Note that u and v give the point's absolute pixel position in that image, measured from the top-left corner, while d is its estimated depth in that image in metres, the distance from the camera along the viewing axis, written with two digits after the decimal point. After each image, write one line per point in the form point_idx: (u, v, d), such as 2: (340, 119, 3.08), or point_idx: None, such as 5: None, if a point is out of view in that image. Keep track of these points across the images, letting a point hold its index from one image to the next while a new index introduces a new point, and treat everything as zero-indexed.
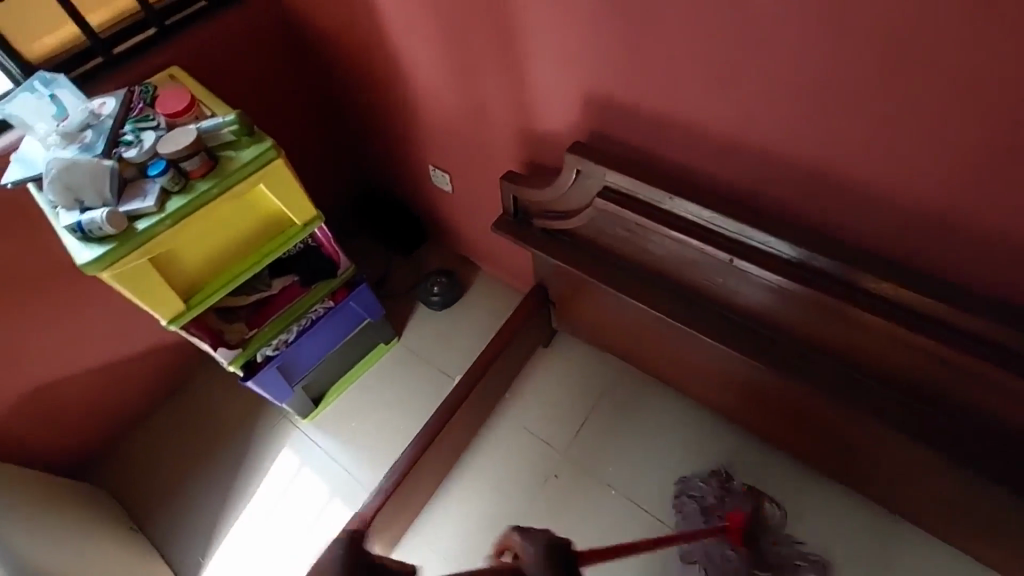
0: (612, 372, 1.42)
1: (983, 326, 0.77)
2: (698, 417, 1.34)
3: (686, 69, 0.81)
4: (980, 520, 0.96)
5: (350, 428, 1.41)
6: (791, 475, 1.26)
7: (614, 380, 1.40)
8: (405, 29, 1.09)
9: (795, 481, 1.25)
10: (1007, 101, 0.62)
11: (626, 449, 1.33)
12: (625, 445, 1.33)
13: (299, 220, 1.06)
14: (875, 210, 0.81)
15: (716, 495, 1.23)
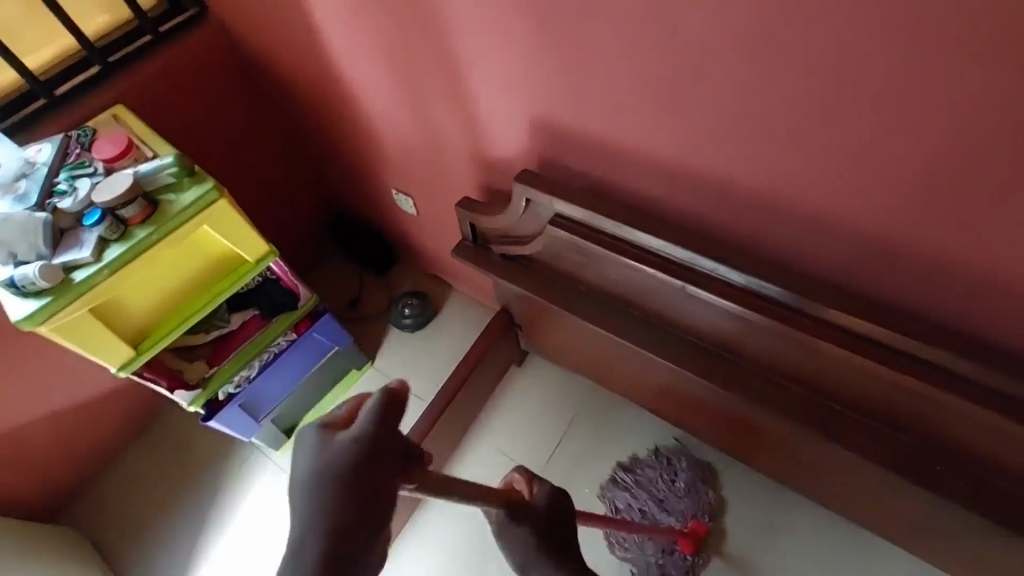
0: (586, 391, 1.38)
1: (943, 355, 0.75)
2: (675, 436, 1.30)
3: (628, 97, 0.79)
4: (952, 544, 0.92)
5: None
6: (773, 496, 1.22)
7: (589, 398, 1.37)
8: (351, 58, 1.07)
9: (776, 504, 1.22)
10: (940, 127, 0.61)
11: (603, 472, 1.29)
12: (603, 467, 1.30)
13: (251, 256, 1.04)
14: (828, 234, 0.79)
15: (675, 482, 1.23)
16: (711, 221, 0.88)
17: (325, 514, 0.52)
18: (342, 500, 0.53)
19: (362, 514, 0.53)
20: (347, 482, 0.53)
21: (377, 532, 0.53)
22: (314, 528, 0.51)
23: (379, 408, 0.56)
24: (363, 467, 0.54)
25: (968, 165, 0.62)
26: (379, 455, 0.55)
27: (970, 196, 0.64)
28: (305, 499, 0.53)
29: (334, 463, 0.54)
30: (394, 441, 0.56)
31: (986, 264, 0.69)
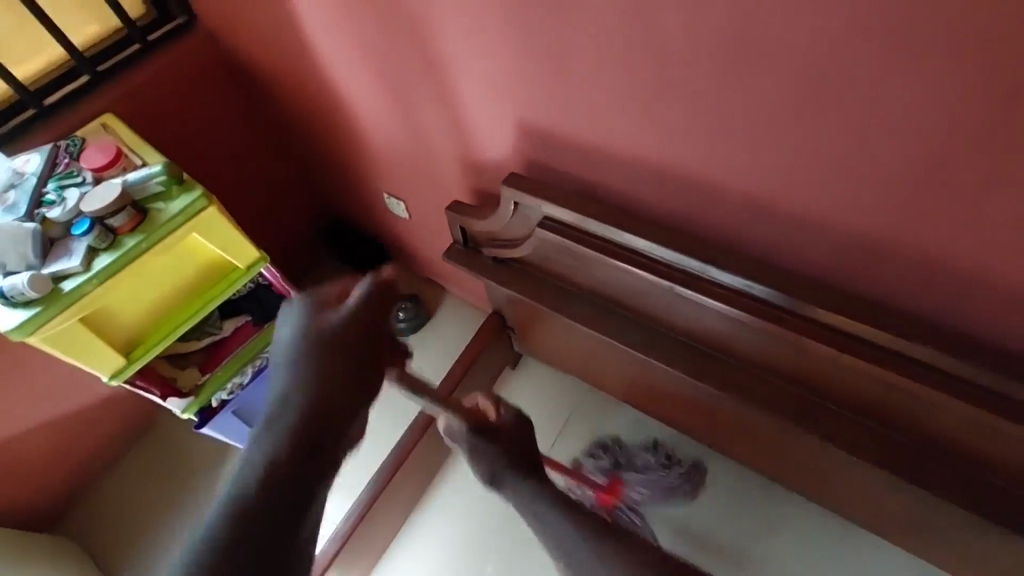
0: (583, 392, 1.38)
1: (932, 353, 0.75)
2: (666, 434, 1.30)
3: (614, 100, 0.80)
4: (946, 540, 0.92)
5: None
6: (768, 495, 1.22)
7: (585, 398, 1.37)
8: (340, 64, 1.07)
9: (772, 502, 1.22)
10: (923, 126, 0.61)
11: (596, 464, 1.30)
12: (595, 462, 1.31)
13: (241, 263, 1.04)
14: (816, 234, 0.79)
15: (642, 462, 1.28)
16: (700, 221, 0.88)
17: (312, 379, 0.71)
18: (323, 371, 0.71)
19: (342, 384, 0.72)
20: (326, 357, 0.72)
21: (358, 395, 0.73)
22: (298, 389, 0.70)
23: (353, 309, 0.75)
24: (344, 348, 0.73)
25: (952, 163, 0.62)
26: (358, 340, 0.74)
27: (954, 193, 0.64)
28: (293, 370, 0.71)
29: (319, 339, 0.73)
30: (372, 329, 0.75)
31: (973, 261, 0.70)
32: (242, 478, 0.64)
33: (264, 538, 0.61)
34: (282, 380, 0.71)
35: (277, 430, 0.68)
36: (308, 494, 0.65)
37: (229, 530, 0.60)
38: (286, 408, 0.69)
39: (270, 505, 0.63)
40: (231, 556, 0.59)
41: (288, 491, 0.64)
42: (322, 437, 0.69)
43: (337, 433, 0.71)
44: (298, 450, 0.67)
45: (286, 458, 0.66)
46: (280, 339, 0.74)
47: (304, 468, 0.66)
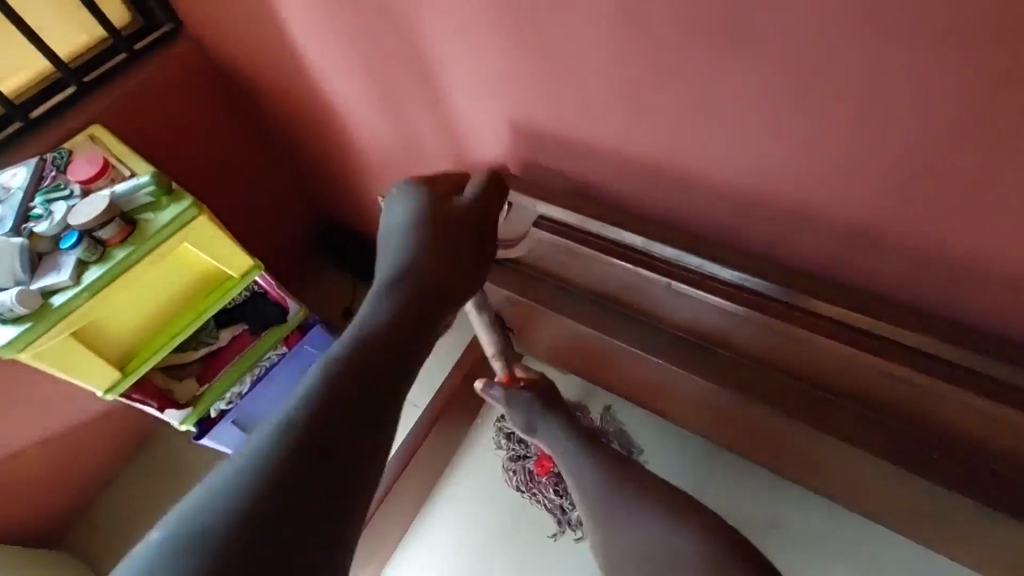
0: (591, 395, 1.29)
1: (931, 342, 0.76)
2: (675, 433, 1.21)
3: (605, 98, 0.78)
4: (957, 536, 0.90)
5: None
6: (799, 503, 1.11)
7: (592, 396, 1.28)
8: (326, 67, 1.06)
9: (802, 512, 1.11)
10: (919, 116, 0.59)
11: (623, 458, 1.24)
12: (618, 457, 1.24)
13: (234, 272, 1.03)
14: (814, 228, 0.78)
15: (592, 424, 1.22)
16: (695, 217, 0.86)
17: (409, 275, 0.79)
18: (424, 267, 0.80)
19: (431, 288, 0.79)
20: (427, 258, 0.80)
21: (444, 298, 0.80)
22: (400, 278, 0.78)
23: (472, 202, 0.86)
24: (445, 251, 0.82)
25: (951, 153, 0.61)
26: (461, 242, 0.83)
27: (954, 184, 0.63)
28: (399, 263, 0.81)
29: (418, 244, 0.81)
30: (476, 235, 0.85)
31: (976, 252, 0.68)
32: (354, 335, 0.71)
33: (361, 397, 0.65)
34: (391, 265, 0.81)
35: (381, 304, 0.75)
36: (400, 371, 0.70)
37: (331, 382, 0.65)
38: (392, 291, 0.77)
39: (367, 371, 0.67)
40: (333, 404, 0.63)
41: (384, 363, 0.69)
42: (416, 327, 0.75)
43: (426, 327, 0.76)
44: (394, 329, 0.73)
45: (384, 330, 0.72)
46: (392, 237, 0.85)
47: (400, 350, 0.71)
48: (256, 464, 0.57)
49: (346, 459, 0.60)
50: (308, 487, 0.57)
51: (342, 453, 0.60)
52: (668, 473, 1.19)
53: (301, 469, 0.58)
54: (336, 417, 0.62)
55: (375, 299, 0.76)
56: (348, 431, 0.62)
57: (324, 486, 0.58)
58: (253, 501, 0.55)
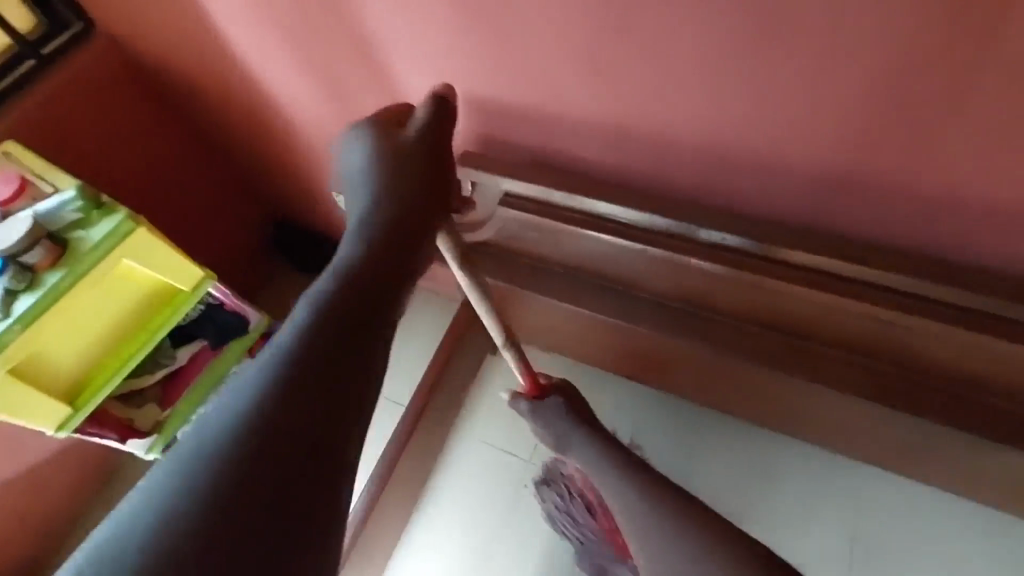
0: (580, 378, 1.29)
1: (914, 282, 0.77)
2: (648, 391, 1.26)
3: (561, 63, 0.75)
4: (940, 460, 0.93)
5: None
6: (771, 442, 1.20)
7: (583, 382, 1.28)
8: (259, 56, 0.99)
9: (777, 450, 1.19)
10: (876, 51, 0.59)
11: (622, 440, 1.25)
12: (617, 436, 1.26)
13: (185, 285, 0.96)
14: (782, 178, 0.77)
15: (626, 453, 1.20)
16: (664, 179, 0.85)
17: (375, 218, 0.69)
18: (391, 210, 0.70)
19: (403, 229, 0.69)
20: (394, 199, 0.71)
21: (417, 240, 0.71)
22: (365, 222, 0.69)
23: (423, 129, 0.75)
24: (411, 191, 0.72)
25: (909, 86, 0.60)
26: (428, 182, 0.73)
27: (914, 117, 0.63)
28: (362, 206, 0.71)
29: (383, 189, 0.71)
30: (442, 175, 0.75)
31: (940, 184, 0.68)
32: (321, 288, 0.63)
33: (328, 359, 0.59)
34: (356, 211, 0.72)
35: (347, 250, 0.66)
36: (369, 327, 0.63)
37: (297, 346, 0.58)
38: (359, 235, 0.68)
39: (335, 332, 0.60)
40: (299, 369, 0.57)
41: (354, 319, 0.62)
42: (387, 275, 0.66)
43: (397, 275, 0.67)
44: (362, 278, 0.64)
45: (350, 280, 0.63)
46: (353, 183, 0.75)
47: (369, 303, 0.64)
48: (224, 437, 0.53)
49: (315, 429, 0.56)
50: (286, 439, 0.54)
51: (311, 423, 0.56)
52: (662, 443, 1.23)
53: (270, 444, 0.54)
54: (304, 383, 0.57)
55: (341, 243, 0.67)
56: (317, 399, 0.57)
57: (296, 456, 0.54)
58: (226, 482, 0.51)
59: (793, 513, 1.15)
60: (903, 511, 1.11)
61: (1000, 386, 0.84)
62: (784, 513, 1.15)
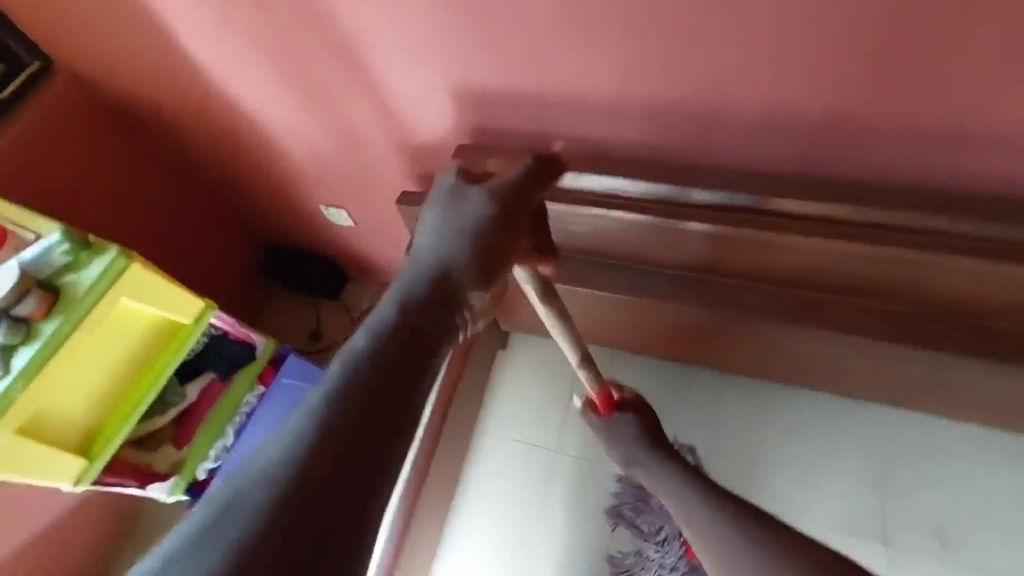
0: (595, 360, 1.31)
1: (928, 217, 0.76)
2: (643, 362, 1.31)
3: (548, 40, 0.73)
4: (964, 391, 0.95)
5: None
6: (765, 396, 1.25)
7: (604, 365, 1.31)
8: (231, 73, 0.95)
9: (770, 405, 1.24)
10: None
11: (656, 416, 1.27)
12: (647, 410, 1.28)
13: (187, 317, 0.93)
14: (782, 133, 0.76)
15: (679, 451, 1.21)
16: (663, 148, 0.83)
17: (469, 235, 0.62)
18: (482, 227, 0.62)
19: (487, 255, 0.62)
20: (488, 219, 0.63)
21: (498, 274, 0.63)
22: (459, 235, 0.62)
23: (514, 178, 0.67)
24: (505, 210, 0.64)
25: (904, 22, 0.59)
26: (519, 202, 0.65)
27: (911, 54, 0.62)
28: (451, 220, 0.63)
29: (479, 206, 0.64)
30: (529, 198, 0.67)
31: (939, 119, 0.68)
32: (405, 296, 0.57)
33: (401, 374, 0.50)
34: (440, 224, 0.63)
35: (435, 260, 0.61)
36: (439, 353, 0.55)
37: (375, 349, 0.50)
38: (447, 247, 0.61)
39: (411, 342, 0.53)
40: (372, 377, 0.49)
41: (403, 375, 0.50)
42: (464, 301, 0.60)
43: (469, 302, 0.60)
44: (445, 298, 0.58)
45: (438, 297, 0.58)
46: (438, 195, 0.66)
47: (444, 331, 0.56)
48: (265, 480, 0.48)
49: (375, 446, 0.45)
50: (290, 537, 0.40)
51: (373, 446, 0.45)
52: (687, 412, 1.26)
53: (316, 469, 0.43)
54: (377, 397, 0.48)
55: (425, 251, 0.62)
56: (387, 415, 0.47)
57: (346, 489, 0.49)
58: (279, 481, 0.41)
59: (818, 460, 1.19)
60: (891, 439, 1.17)
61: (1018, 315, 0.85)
62: (811, 464, 1.19)
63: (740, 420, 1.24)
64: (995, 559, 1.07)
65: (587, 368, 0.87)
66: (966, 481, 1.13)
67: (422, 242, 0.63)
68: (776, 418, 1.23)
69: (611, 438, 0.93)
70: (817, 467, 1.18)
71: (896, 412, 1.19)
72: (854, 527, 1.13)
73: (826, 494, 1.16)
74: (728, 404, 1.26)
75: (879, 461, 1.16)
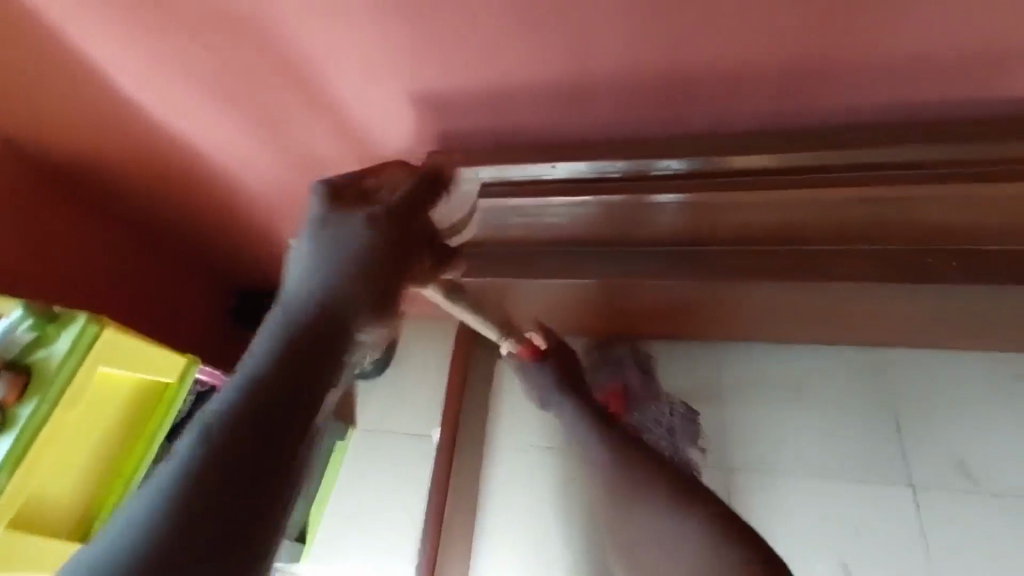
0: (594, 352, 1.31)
1: (908, 150, 0.75)
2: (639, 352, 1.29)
3: (504, 35, 0.72)
4: (964, 318, 0.95)
5: (371, 535, 1.23)
6: (764, 364, 1.24)
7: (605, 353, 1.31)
8: (180, 115, 0.93)
9: (771, 373, 1.23)
10: None
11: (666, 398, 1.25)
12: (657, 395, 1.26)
13: (170, 377, 0.89)
14: (748, 93, 0.75)
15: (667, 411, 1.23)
16: (632, 127, 0.82)
17: (353, 258, 0.63)
18: (367, 250, 0.64)
19: (377, 278, 0.64)
20: (374, 241, 0.65)
21: (389, 294, 0.65)
22: (345, 261, 0.63)
23: (401, 198, 0.68)
24: (391, 230, 0.66)
25: None
26: (406, 220, 0.68)
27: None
28: (333, 242, 0.64)
29: (362, 227, 0.65)
30: (417, 216, 0.69)
31: (900, 54, 0.68)
32: (291, 323, 0.59)
33: (284, 404, 0.54)
34: (320, 249, 0.63)
35: (320, 284, 0.62)
36: (326, 373, 0.58)
37: (262, 375, 0.55)
38: (332, 274, 0.62)
39: (296, 370, 0.56)
40: (254, 409, 0.53)
41: (287, 402, 0.54)
42: (355, 324, 0.62)
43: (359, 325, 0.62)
44: (331, 324, 0.60)
45: (323, 325, 0.60)
46: (318, 217, 0.66)
47: (335, 356, 0.59)
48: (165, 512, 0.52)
49: (255, 473, 0.50)
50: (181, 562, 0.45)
51: (258, 469, 0.50)
52: (696, 390, 1.25)
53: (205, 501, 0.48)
54: (262, 424, 0.52)
55: (305, 275, 0.63)
56: (273, 440, 0.52)
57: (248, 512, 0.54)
58: (170, 518, 0.46)
59: (832, 415, 1.18)
60: (895, 383, 1.18)
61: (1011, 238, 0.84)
62: (826, 420, 1.18)
63: (750, 389, 1.23)
64: (1018, 483, 1.08)
65: (509, 339, 0.99)
66: (976, 411, 1.13)
67: (305, 264, 0.64)
68: (786, 381, 1.22)
69: (527, 379, 1.06)
70: (831, 425, 1.18)
71: (895, 356, 1.20)
72: (876, 476, 1.13)
73: (844, 446, 1.16)
74: (735, 375, 1.24)
75: (890, 403, 1.17)
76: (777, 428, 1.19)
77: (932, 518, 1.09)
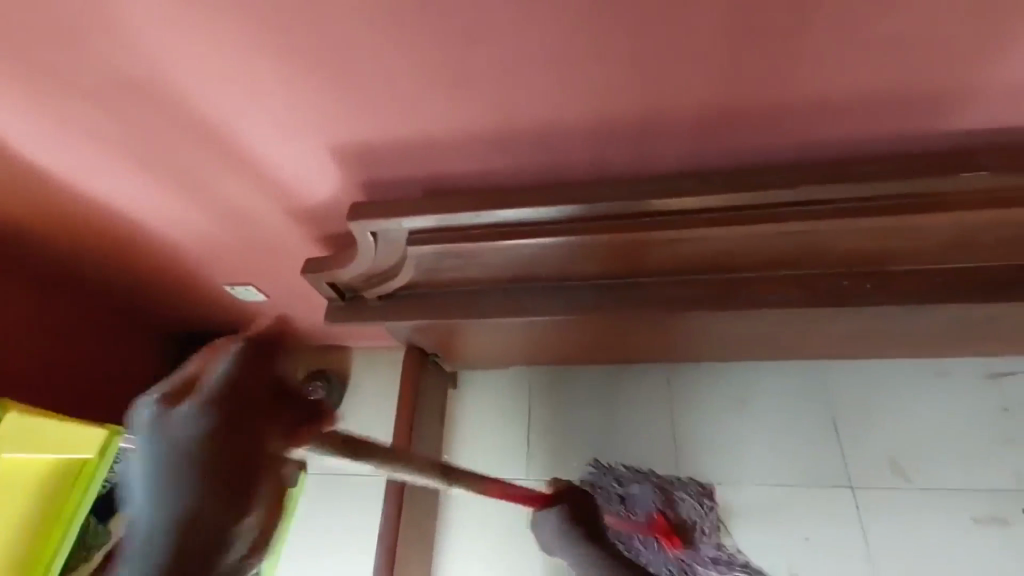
0: (544, 380, 1.33)
1: (818, 189, 0.76)
2: (589, 376, 1.32)
3: (417, 88, 0.71)
4: (890, 331, 0.99)
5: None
6: (709, 382, 1.27)
7: (555, 380, 1.33)
8: (85, 175, 0.88)
9: (715, 389, 1.27)
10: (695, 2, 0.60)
11: (619, 421, 1.27)
12: (610, 420, 1.27)
13: (89, 451, 0.91)
14: (661, 138, 0.77)
15: (602, 476, 1.21)
16: (556, 169, 0.83)
17: (185, 465, 0.46)
18: (190, 461, 0.46)
19: (215, 491, 0.46)
20: (197, 459, 0.46)
21: (254, 487, 0.47)
22: (171, 476, 0.46)
23: (228, 367, 0.48)
24: (220, 429, 0.46)
25: (734, 25, 0.62)
26: (239, 401, 0.47)
27: (749, 50, 0.65)
28: (160, 454, 0.46)
29: (179, 442, 0.46)
30: (259, 385, 0.48)
31: (795, 102, 0.71)
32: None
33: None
34: (147, 463, 0.46)
35: (146, 526, 0.45)
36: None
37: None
38: (162, 503, 0.45)
39: None
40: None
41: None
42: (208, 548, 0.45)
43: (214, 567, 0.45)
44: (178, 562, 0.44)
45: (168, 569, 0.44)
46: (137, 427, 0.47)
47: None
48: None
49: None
50: None
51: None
52: (646, 410, 1.27)
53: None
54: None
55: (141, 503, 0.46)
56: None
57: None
58: None
59: (774, 424, 1.23)
60: (834, 388, 1.24)
61: (924, 258, 0.88)
62: (771, 431, 1.22)
63: (698, 408, 1.25)
64: (950, 477, 1.14)
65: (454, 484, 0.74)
66: (908, 410, 1.19)
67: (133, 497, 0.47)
68: (732, 396, 1.25)
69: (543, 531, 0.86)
70: (776, 434, 1.22)
71: (832, 363, 1.25)
72: (820, 481, 1.17)
73: (789, 456, 1.20)
74: (684, 394, 1.27)
75: (831, 411, 1.22)
76: (725, 444, 1.22)
77: (873, 520, 1.13)
